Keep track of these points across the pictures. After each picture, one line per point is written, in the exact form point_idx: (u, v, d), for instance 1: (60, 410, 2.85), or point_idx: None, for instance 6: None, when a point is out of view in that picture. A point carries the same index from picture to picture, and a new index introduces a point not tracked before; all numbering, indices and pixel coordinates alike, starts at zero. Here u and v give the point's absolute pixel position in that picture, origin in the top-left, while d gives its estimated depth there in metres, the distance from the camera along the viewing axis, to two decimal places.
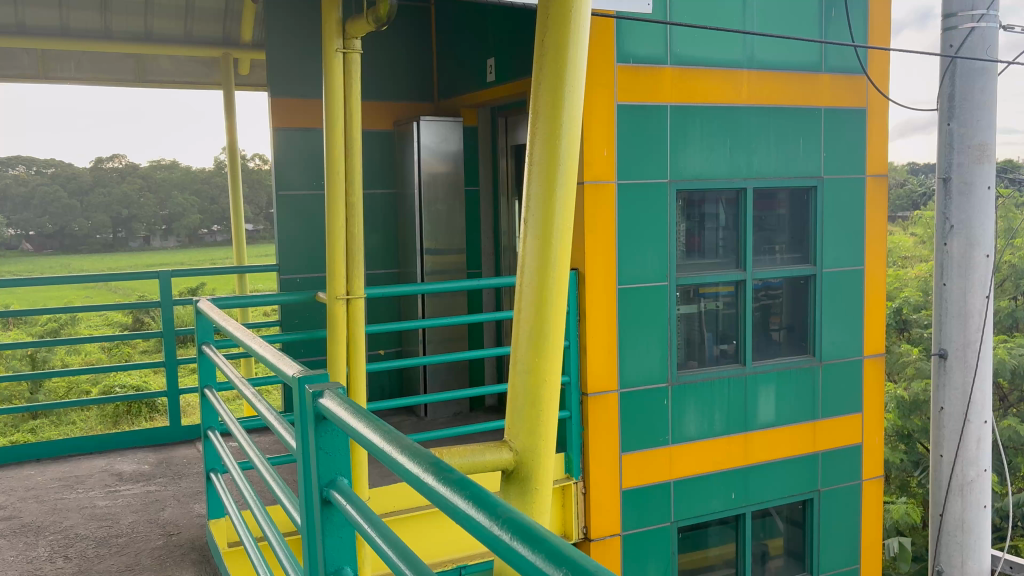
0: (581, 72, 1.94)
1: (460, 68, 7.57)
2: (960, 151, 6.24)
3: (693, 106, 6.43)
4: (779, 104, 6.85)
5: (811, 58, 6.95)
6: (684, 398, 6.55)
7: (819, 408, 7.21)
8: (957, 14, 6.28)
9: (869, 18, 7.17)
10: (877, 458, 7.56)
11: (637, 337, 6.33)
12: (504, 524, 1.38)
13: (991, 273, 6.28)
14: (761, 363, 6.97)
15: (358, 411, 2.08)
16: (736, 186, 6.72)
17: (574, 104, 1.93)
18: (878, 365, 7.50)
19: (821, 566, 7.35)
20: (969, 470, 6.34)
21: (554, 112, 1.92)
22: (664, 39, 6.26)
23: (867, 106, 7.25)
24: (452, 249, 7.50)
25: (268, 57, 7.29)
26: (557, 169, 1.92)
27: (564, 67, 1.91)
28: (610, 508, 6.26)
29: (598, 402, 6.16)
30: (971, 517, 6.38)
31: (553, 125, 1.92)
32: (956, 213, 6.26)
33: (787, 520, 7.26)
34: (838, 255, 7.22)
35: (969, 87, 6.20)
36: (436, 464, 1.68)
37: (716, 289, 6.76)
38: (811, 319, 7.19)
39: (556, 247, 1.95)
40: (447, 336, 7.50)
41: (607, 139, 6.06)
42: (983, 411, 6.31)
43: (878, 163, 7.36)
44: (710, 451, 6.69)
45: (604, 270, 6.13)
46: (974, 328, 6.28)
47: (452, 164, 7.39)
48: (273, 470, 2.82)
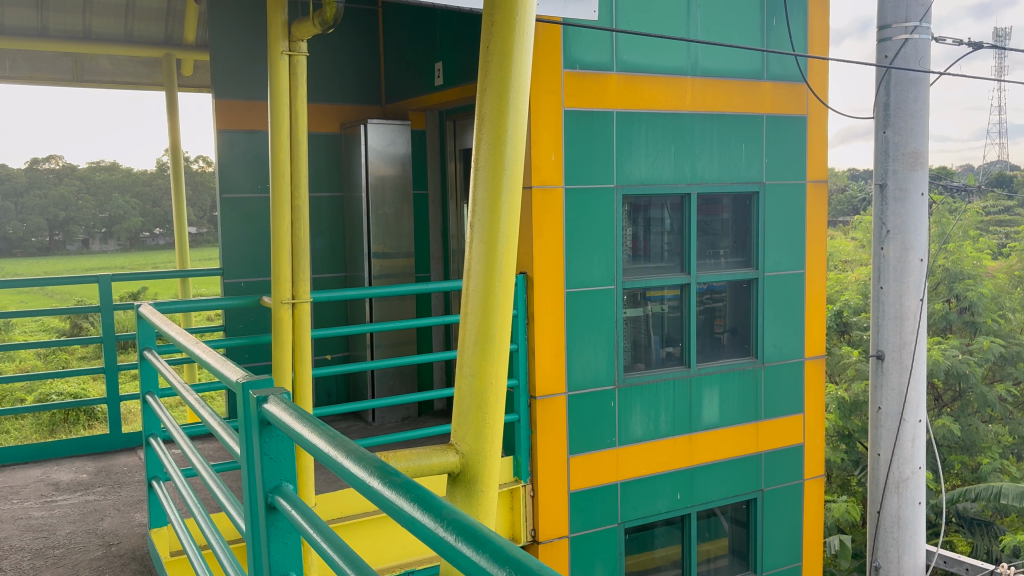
0: (526, 76, 1.96)
1: (407, 71, 7.55)
2: (895, 159, 6.43)
3: (638, 113, 6.51)
4: (722, 110, 6.97)
5: (753, 66, 7.10)
6: (631, 400, 6.63)
7: (762, 408, 7.35)
8: (891, 26, 6.47)
9: (808, 28, 7.36)
10: (817, 458, 7.74)
11: (584, 340, 6.38)
12: (449, 526, 1.40)
13: (926, 276, 6.47)
14: (705, 365, 7.09)
15: (303, 416, 2.07)
16: (680, 192, 6.82)
17: (520, 109, 1.94)
18: (818, 367, 7.68)
19: (764, 565, 7.50)
20: (905, 468, 6.52)
21: (499, 118, 1.93)
22: (610, 45, 6.33)
23: (807, 113, 7.43)
24: (400, 253, 7.47)
25: (212, 59, 7.19)
26: (502, 174, 1.93)
27: (510, 72, 1.92)
28: (557, 511, 6.30)
29: (546, 405, 6.19)
30: (906, 514, 6.57)
31: (498, 129, 1.93)
32: (892, 218, 6.45)
33: (731, 520, 7.39)
34: (779, 259, 7.38)
35: (904, 97, 6.39)
36: (381, 468, 1.68)
37: (662, 293, 6.86)
38: (754, 321, 7.33)
39: (502, 250, 1.95)
40: (395, 340, 7.47)
41: (554, 143, 6.11)
42: (917, 410, 6.51)
43: (818, 169, 7.55)
44: (656, 452, 6.78)
45: (551, 274, 6.17)
46: (910, 329, 6.46)
47: (399, 167, 7.36)
48: (217, 477, 2.77)
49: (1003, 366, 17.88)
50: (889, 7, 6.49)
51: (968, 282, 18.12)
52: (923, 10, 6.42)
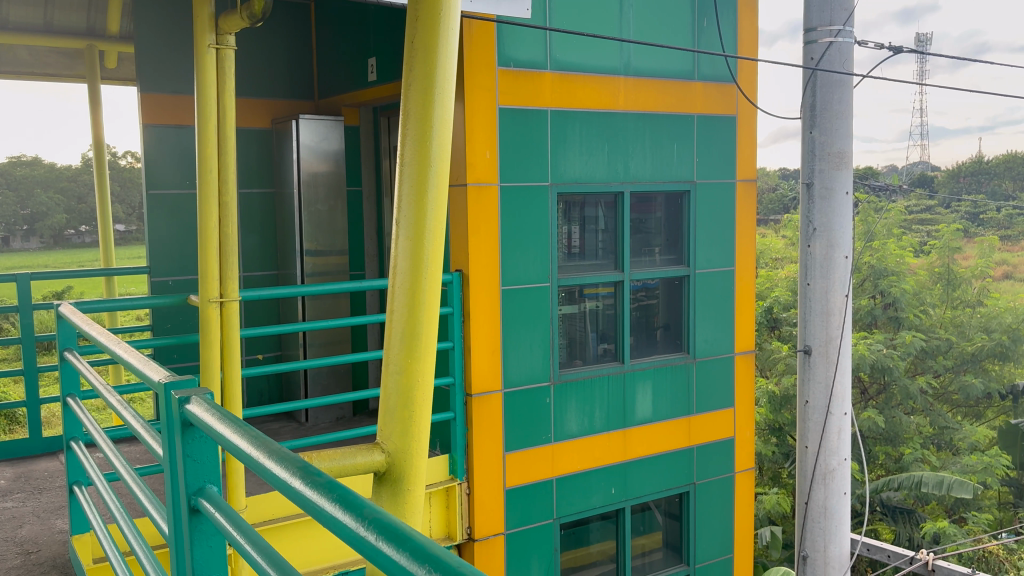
0: (452, 72, 1.95)
1: (340, 66, 7.46)
2: (821, 158, 6.61)
3: (573, 111, 6.55)
4: (655, 110, 7.06)
5: (684, 66, 7.21)
6: (566, 397, 6.67)
7: (694, 403, 7.47)
8: (816, 29, 6.63)
9: (738, 29, 7.50)
10: (747, 451, 7.91)
11: (520, 337, 6.39)
12: (370, 525, 1.38)
13: (850, 273, 6.66)
14: (640, 361, 7.18)
15: (225, 417, 2.03)
16: (613, 190, 6.89)
17: (445, 105, 1.93)
18: (748, 362, 7.84)
19: (697, 557, 7.63)
20: (831, 460, 6.70)
21: (424, 112, 1.91)
22: (544, 44, 6.36)
23: (737, 113, 7.58)
24: (335, 251, 7.38)
25: (137, 51, 6.99)
26: (429, 169, 1.91)
27: (434, 69, 1.91)
28: (493, 508, 6.31)
29: (481, 402, 6.19)
30: (833, 504, 6.73)
31: (423, 124, 1.91)
32: (818, 216, 6.62)
33: (665, 513, 7.50)
34: (710, 256, 7.52)
35: (829, 99, 6.56)
36: (304, 468, 1.66)
37: (597, 290, 6.92)
38: (685, 317, 7.46)
39: (429, 247, 1.93)
40: (328, 339, 7.38)
41: (489, 140, 6.10)
42: (843, 404, 6.70)
43: (747, 168, 7.71)
44: (591, 448, 6.83)
45: (487, 272, 6.16)
46: (835, 325, 6.65)
47: (332, 164, 7.27)
48: (140, 480, 2.70)
49: (925, 359, 18.49)
50: (814, 10, 6.66)
51: (892, 279, 18.68)
52: (847, 15, 6.61)
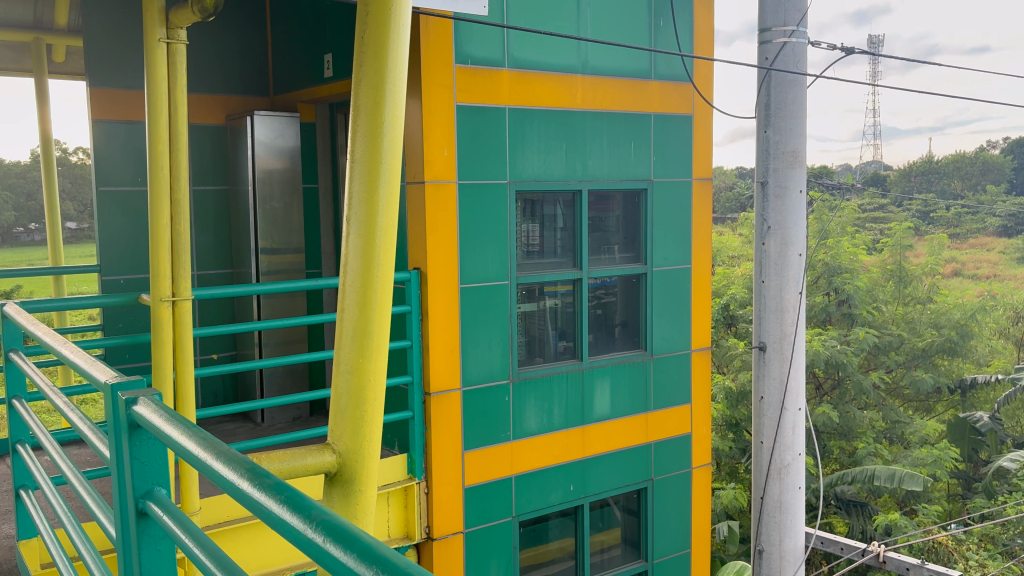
0: (404, 67, 1.92)
1: (296, 62, 7.38)
2: (776, 157, 6.69)
3: (531, 109, 6.56)
4: (612, 108, 7.10)
5: (641, 65, 7.25)
6: (524, 394, 6.68)
7: (651, 400, 7.53)
8: (771, 29, 6.71)
9: (694, 29, 7.57)
10: (704, 446, 7.99)
11: (478, 335, 6.38)
12: (318, 526, 1.36)
13: (804, 271, 6.75)
14: (597, 358, 7.22)
15: (172, 418, 1.99)
16: (572, 188, 6.91)
17: (396, 102, 1.91)
18: (705, 358, 7.93)
19: (655, 553, 7.69)
20: (786, 455, 6.78)
21: (375, 109, 1.89)
22: (502, 42, 6.35)
23: (693, 112, 7.65)
24: (291, 249, 7.29)
25: (84, 45, 6.83)
26: (379, 167, 1.89)
27: (385, 64, 1.88)
28: (451, 507, 6.30)
29: (440, 401, 6.17)
30: (787, 499, 6.85)
31: (374, 121, 1.89)
32: (772, 215, 6.71)
33: (623, 509, 7.54)
34: (666, 254, 7.58)
35: (783, 98, 6.65)
36: (252, 469, 1.63)
37: (555, 288, 6.95)
38: (643, 315, 7.51)
39: (380, 245, 1.91)
40: (284, 338, 7.30)
41: (446, 138, 6.08)
42: (797, 399, 6.79)
43: (703, 166, 7.79)
44: (550, 445, 6.85)
45: (445, 270, 6.14)
46: (790, 321, 6.74)
47: (288, 161, 7.18)
48: (88, 484, 2.64)
49: (877, 355, 18.82)
50: (768, 11, 6.74)
51: (846, 276, 19.01)
52: (800, 16, 6.69)
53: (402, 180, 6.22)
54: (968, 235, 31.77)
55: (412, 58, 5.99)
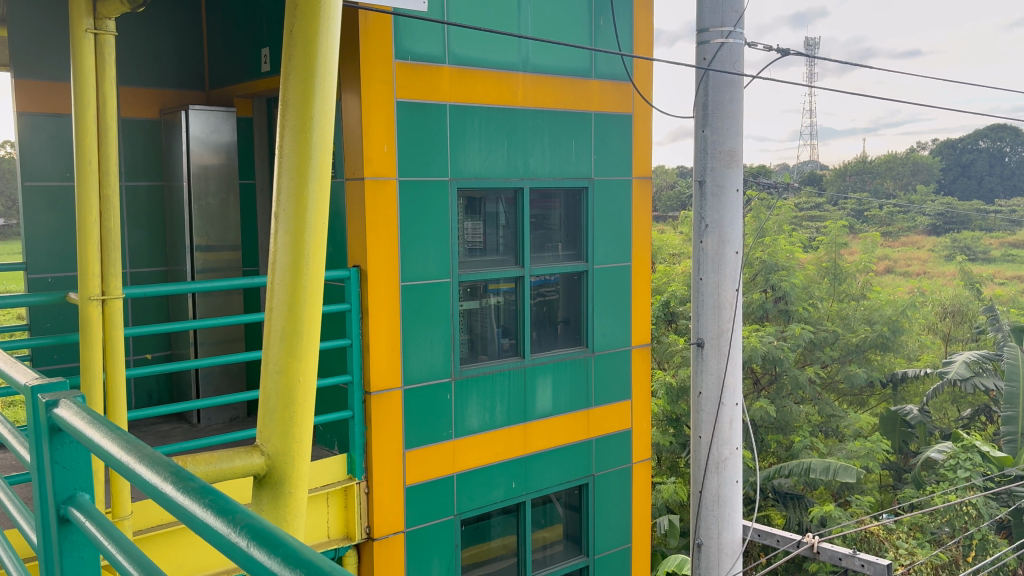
0: (335, 58, 1.87)
1: (232, 55, 7.24)
2: (713, 157, 6.80)
3: (472, 105, 6.54)
4: (554, 107, 7.12)
5: (581, 64, 7.29)
6: (466, 392, 6.66)
7: (592, 396, 7.59)
8: (708, 30, 6.80)
9: (634, 29, 7.64)
10: (644, 442, 8.08)
11: (419, 334, 6.34)
12: (242, 530, 1.33)
13: (740, 268, 6.87)
14: (539, 356, 7.25)
15: (96, 421, 1.93)
16: (513, 186, 6.92)
17: (327, 97, 1.85)
18: (645, 354, 8.01)
19: (596, 547, 7.76)
20: (723, 449, 6.90)
21: (305, 105, 1.84)
22: (442, 38, 6.32)
23: (633, 111, 7.72)
24: (227, 246, 7.15)
25: (9, 36, 6.60)
26: (309, 163, 1.83)
27: (315, 58, 1.83)
28: (392, 507, 6.25)
29: (381, 400, 6.11)
30: (725, 492, 6.96)
31: (303, 117, 1.84)
32: (710, 213, 6.82)
33: (565, 505, 7.58)
34: (607, 252, 7.65)
35: (720, 98, 6.75)
36: (177, 473, 1.59)
37: (498, 285, 6.96)
38: (585, 312, 7.56)
39: (311, 240, 1.85)
40: (221, 337, 7.17)
41: (387, 134, 6.02)
42: (734, 394, 6.91)
43: (643, 165, 7.86)
44: (492, 443, 6.85)
45: (386, 268, 6.09)
46: (727, 318, 6.86)
47: (224, 156, 7.04)
48: (10, 489, 2.54)
49: (813, 351, 19.24)
50: (706, 11, 6.83)
51: (782, 274, 19.39)
52: (738, 16, 6.78)
53: (341, 176, 6.16)
54: (899, 233, 32.73)
55: (351, 54, 5.92)
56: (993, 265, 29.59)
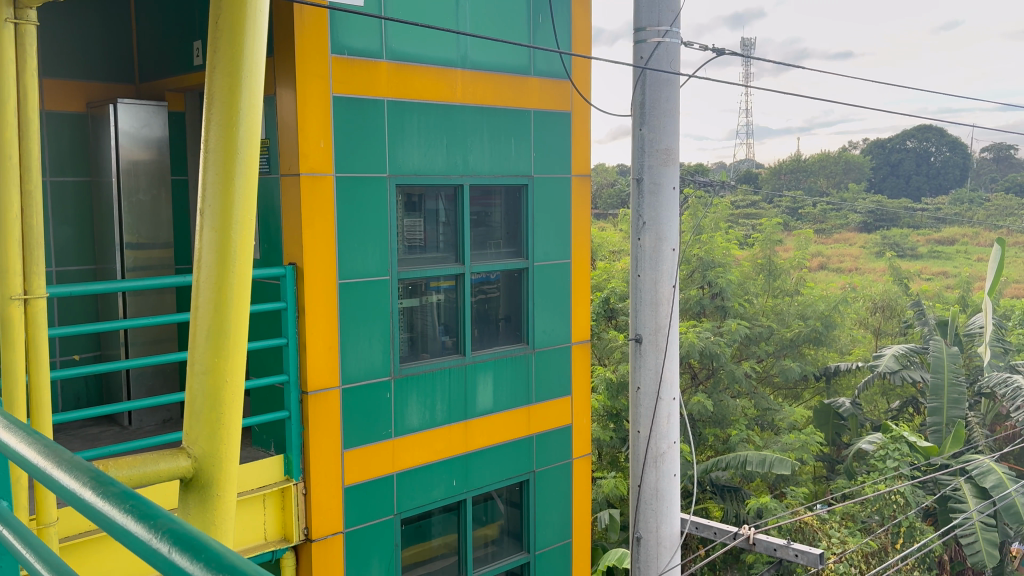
0: (262, 50, 1.81)
1: (163, 49, 7.08)
2: (649, 156, 6.89)
3: (411, 102, 6.49)
4: (492, 103, 7.10)
5: (520, 62, 7.29)
6: (406, 390, 6.60)
7: (533, 392, 7.61)
8: (645, 29, 6.87)
9: (573, 27, 7.68)
10: (584, 437, 8.13)
11: (358, 332, 6.28)
12: (163, 535, 1.29)
13: (676, 265, 6.98)
14: (480, 353, 7.25)
15: (14, 426, 1.86)
16: (453, 183, 6.90)
17: (254, 87, 1.78)
18: (585, 350, 8.07)
19: (537, 544, 7.80)
20: (661, 443, 7.00)
21: (231, 96, 1.76)
22: (379, 33, 6.26)
23: (572, 109, 7.76)
24: (158, 244, 6.98)
25: None
26: (236, 157, 1.76)
27: (242, 49, 1.76)
28: (330, 507, 6.18)
29: (318, 400, 6.04)
30: (663, 486, 7.05)
31: (231, 110, 1.76)
32: (647, 211, 6.90)
33: (507, 502, 7.59)
34: (547, 249, 7.67)
35: (657, 97, 6.83)
36: (97, 477, 1.53)
37: (438, 283, 6.93)
38: (525, 309, 7.58)
39: (238, 236, 1.77)
40: (153, 337, 7.00)
41: (323, 130, 5.94)
42: (672, 389, 7.02)
43: (582, 163, 7.90)
44: (431, 442, 6.81)
45: (323, 266, 6.02)
46: (664, 314, 6.96)
47: (155, 152, 6.87)
48: None
49: (748, 345, 19.51)
50: (643, 10, 6.89)
51: (718, 270, 19.53)
52: (674, 16, 6.87)
53: (277, 172, 6.07)
54: (832, 230, 33.51)
55: (286, 48, 5.83)
56: (920, 261, 30.48)
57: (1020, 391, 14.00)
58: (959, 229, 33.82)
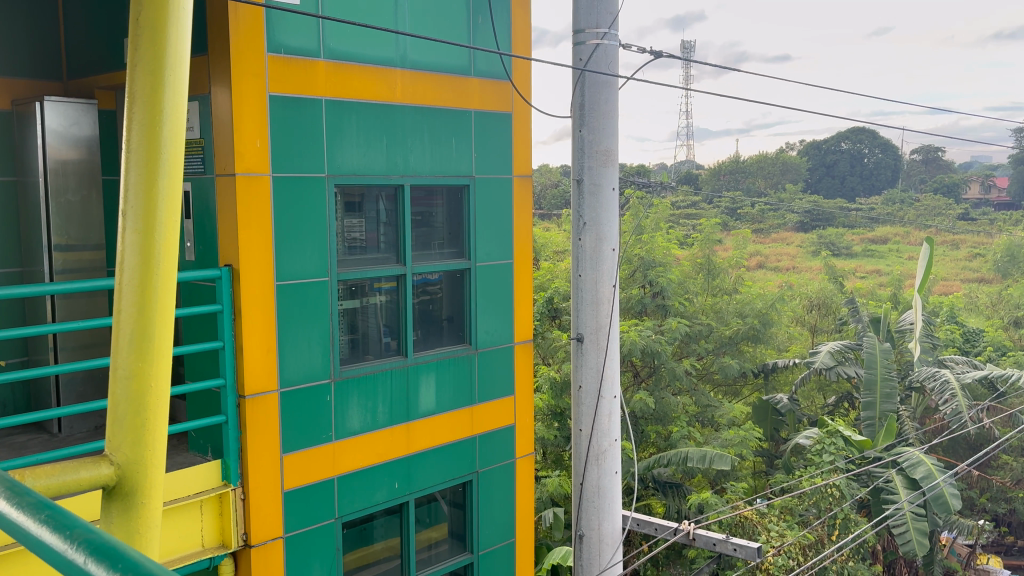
0: (186, 47, 1.72)
1: (92, 46, 6.89)
2: (589, 156, 6.94)
3: (349, 101, 6.43)
4: (432, 103, 7.08)
5: (460, 62, 7.28)
6: (347, 393, 6.54)
7: (476, 393, 7.61)
8: (584, 30, 6.92)
9: (513, 29, 7.70)
10: (527, 436, 8.17)
11: (297, 334, 6.20)
12: (79, 545, 1.24)
13: (617, 264, 7.04)
14: (422, 354, 7.23)
15: None
16: (394, 183, 6.85)
17: (178, 80, 1.69)
18: (528, 350, 8.10)
19: (480, 544, 7.81)
20: (603, 441, 7.03)
21: (152, 89, 1.66)
22: (317, 32, 6.18)
23: (512, 110, 7.77)
24: (88, 246, 6.81)
25: None
26: (160, 152, 1.65)
27: (165, 40, 1.67)
28: (270, 512, 6.09)
29: (256, 403, 5.93)
30: (605, 483, 7.09)
31: (151, 104, 1.65)
32: (588, 211, 6.96)
33: (450, 503, 7.58)
34: (489, 249, 7.68)
35: (596, 99, 6.89)
36: (13, 488, 1.47)
37: (379, 284, 6.89)
38: (467, 309, 7.58)
39: (162, 238, 1.65)
40: (84, 342, 6.82)
41: (259, 129, 5.85)
42: (612, 387, 7.08)
43: (523, 164, 7.92)
44: (373, 444, 6.76)
45: (260, 267, 5.93)
46: (604, 313, 7.03)
47: (84, 151, 6.69)
48: None
49: (688, 344, 19.77)
50: (582, 12, 6.95)
51: (659, 270, 19.34)
52: (612, 18, 6.93)
53: (212, 172, 5.96)
54: (769, 230, 34.11)
55: (221, 46, 5.73)
56: (855, 258, 31.28)
57: (948, 385, 14.48)
58: (891, 228, 34.88)
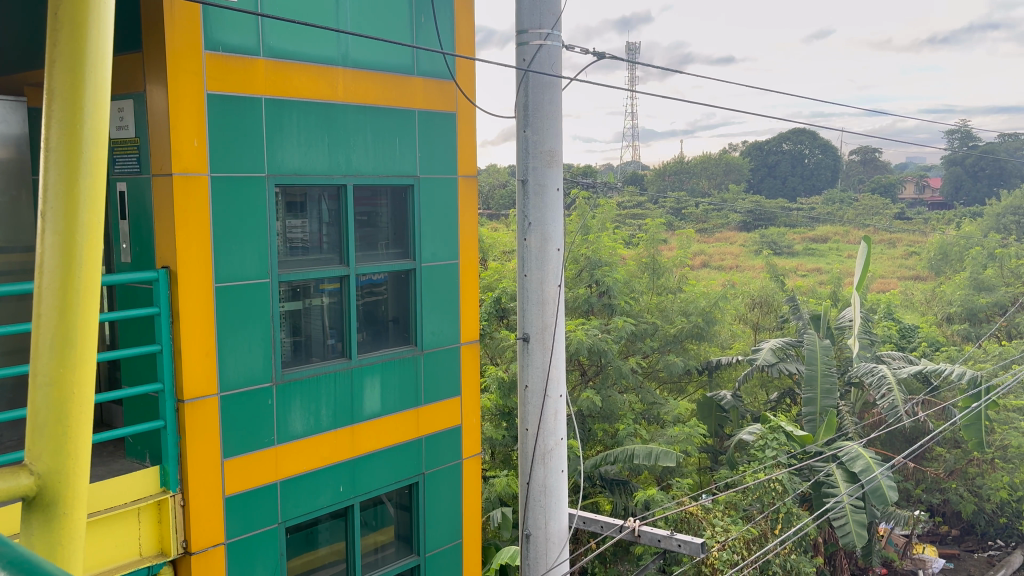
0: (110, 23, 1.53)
1: (22, 42, 6.67)
2: (534, 156, 6.96)
3: (290, 100, 6.34)
4: (374, 103, 7.00)
5: (403, 61, 7.22)
6: (289, 397, 6.45)
7: (421, 394, 7.56)
8: (528, 31, 6.92)
9: (456, 29, 7.67)
10: (474, 437, 8.15)
11: (237, 337, 6.09)
12: None
13: (562, 264, 7.07)
14: (366, 356, 7.15)
15: None
16: (335, 183, 6.77)
17: (101, 59, 1.50)
18: (474, 350, 8.08)
19: (427, 546, 7.77)
20: (549, 440, 7.05)
21: (72, 74, 1.48)
22: (256, 30, 6.08)
23: (456, 110, 7.74)
24: (17, 247, 6.58)
25: None
26: (82, 139, 1.47)
27: (86, 16, 1.49)
28: (210, 518, 5.98)
29: (195, 408, 5.81)
30: (551, 482, 7.12)
31: (73, 93, 1.47)
32: (533, 212, 6.97)
33: (396, 505, 7.53)
34: (435, 250, 7.64)
35: (540, 99, 6.91)
36: None
37: (321, 285, 6.81)
38: (412, 310, 7.53)
39: (85, 239, 1.47)
40: (14, 347, 6.61)
41: (197, 128, 5.73)
42: (558, 387, 7.10)
43: (468, 164, 7.90)
44: (317, 447, 6.67)
45: (199, 269, 5.81)
46: (550, 312, 7.05)
47: (14, 150, 6.48)
48: None
49: (634, 342, 19.47)
50: (525, 12, 6.94)
51: (606, 269, 19.04)
52: (555, 19, 6.95)
53: (148, 172, 5.82)
54: (714, 229, 34.40)
55: (156, 43, 5.60)
56: (797, 258, 31.81)
57: (885, 380, 14.83)
58: (831, 227, 35.64)
